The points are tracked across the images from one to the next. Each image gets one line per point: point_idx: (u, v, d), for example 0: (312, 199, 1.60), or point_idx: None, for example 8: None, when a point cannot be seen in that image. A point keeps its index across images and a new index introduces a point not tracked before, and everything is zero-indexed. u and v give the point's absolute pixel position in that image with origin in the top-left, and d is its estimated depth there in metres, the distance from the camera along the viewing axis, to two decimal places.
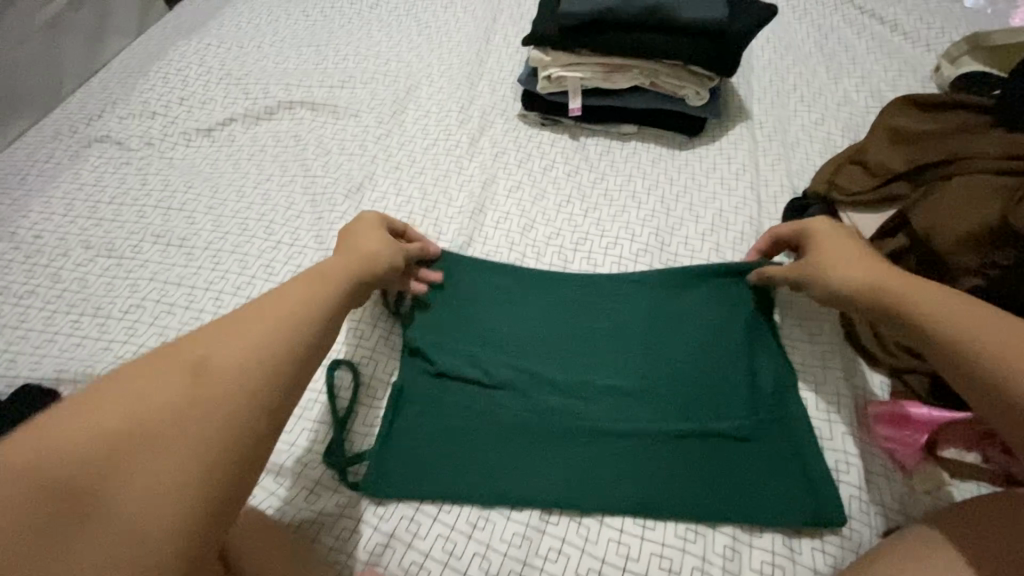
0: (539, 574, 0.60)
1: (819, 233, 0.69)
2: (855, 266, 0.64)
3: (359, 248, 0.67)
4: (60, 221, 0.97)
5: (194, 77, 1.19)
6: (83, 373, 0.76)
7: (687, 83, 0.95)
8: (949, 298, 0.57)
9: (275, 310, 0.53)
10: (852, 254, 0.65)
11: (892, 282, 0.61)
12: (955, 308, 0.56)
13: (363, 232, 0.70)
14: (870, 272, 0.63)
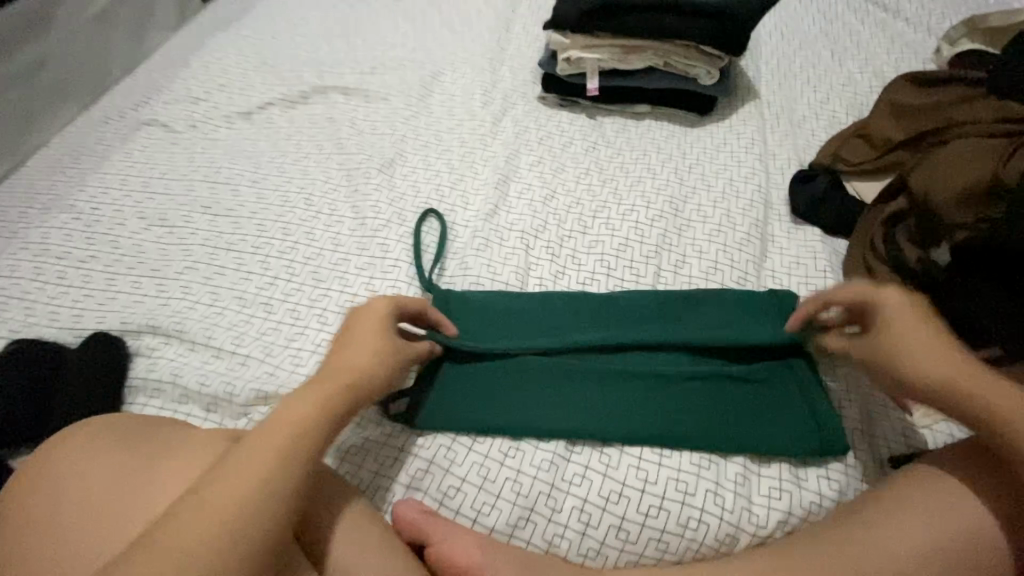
0: (566, 495, 0.66)
1: (894, 317, 0.64)
2: (942, 360, 0.61)
3: (348, 358, 0.64)
4: (115, 195, 1.05)
5: (232, 66, 1.27)
6: (145, 325, 0.84)
7: (698, 62, 1.01)
8: (1016, 399, 0.59)
9: (288, 418, 0.58)
10: (930, 343, 0.62)
11: (967, 377, 0.60)
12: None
13: (354, 338, 0.66)
14: (951, 369, 0.61)
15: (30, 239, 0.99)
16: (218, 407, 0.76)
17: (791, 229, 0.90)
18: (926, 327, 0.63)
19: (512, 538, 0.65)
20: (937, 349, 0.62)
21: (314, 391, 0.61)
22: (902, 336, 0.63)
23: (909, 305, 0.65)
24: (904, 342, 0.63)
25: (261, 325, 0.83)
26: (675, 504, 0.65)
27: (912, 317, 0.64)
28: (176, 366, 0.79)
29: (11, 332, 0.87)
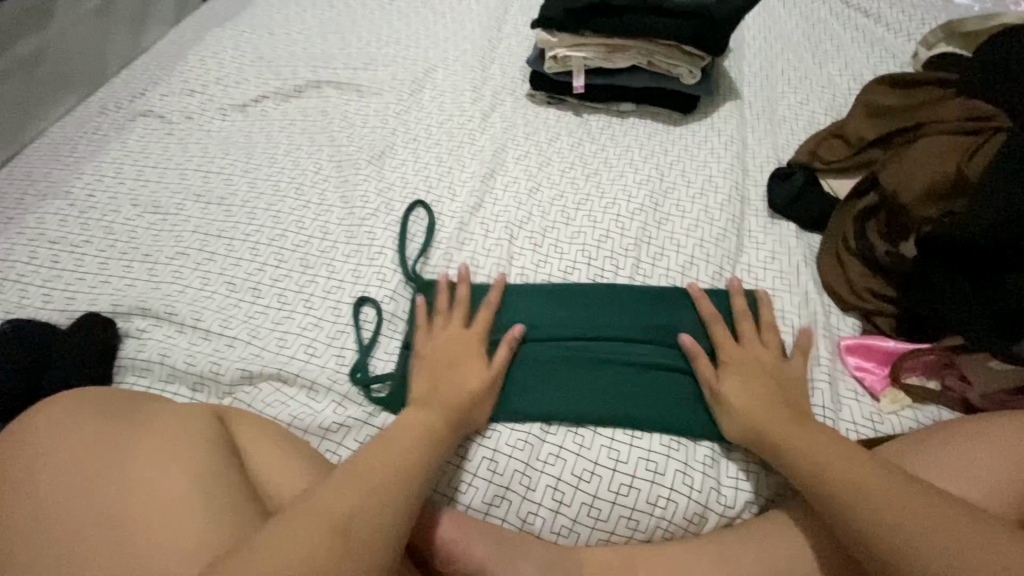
0: (540, 474, 0.68)
1: (728, 398, 0.69)
2: (792, 440, 0.64)
3: (455, 386, 0.69)
4: (110, 183, 1.07)
5: (229, 59, 1.30)
6: (135, 307, 0.86)
7: (680, 62, 1.03)
8: (858, 468, 0.59)
9: (389, 469, 0.58)
10: (770, 419, 0.66)
11: (806, 450, 0.63)
12: (866, 476, 0.58)
13: (460, 371, 0.70)
14: (790, 443, 0.64)
15: (26, 224, 1.01)
16: (204, 387, 0.78)
17: (767, 224, 0.92)
18: (764, 403, 0.68)
19: (487, 515, 0.68)
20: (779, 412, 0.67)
21: (427, 433, 0.64)
22: (739, 412, 0.68)
23: (750, 381, 0.70)
24: (741, 421, 0.67)
25: (249, 309, 0.85)
26: (645, 483, 0.67)
27: (751, 393, 0.69)
28: (165, 346, 0.81)
29: (4, 313, 0.89)
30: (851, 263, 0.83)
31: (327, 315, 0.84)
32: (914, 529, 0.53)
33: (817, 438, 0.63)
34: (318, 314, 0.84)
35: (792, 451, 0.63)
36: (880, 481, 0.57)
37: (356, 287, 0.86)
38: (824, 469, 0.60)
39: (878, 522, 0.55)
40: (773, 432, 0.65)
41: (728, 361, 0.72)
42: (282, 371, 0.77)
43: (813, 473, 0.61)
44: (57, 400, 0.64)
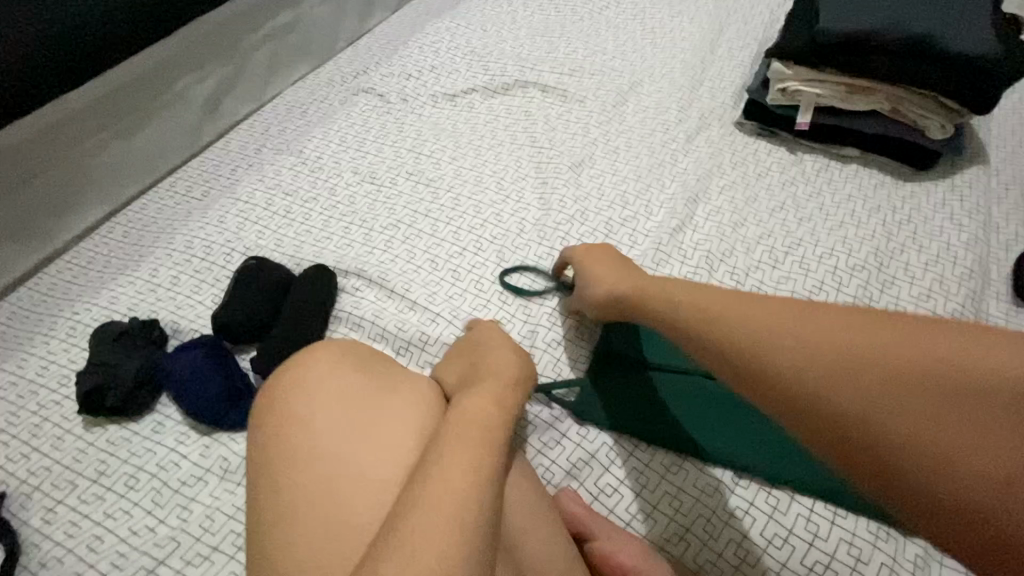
0: (724, 525, 0.67)
1: (652, 294, 0.63)
2: (697, 308, 0.56)
3: (493, 377, 0.64)
4: (336, 149, 1.20)
5: (443, 50, 1.39)
6: (353, 267, 0.95)
7: (932, 114, 0.94)
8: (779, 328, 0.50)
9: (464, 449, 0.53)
10: (738, 313, 0.52)
11: (793, 334, 0.49)
12: (810, 332, 0.49)
13: (493, 373, 0.65)
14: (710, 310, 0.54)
15: (265, 174, 1.17)
16: (408, 352, 0.84)
17: (1013, 312, 0.82)
18: (623, 280, 0.71)
19: (663, 551, 0.66)
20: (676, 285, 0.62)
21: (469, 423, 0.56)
22: (655, 301, 0.62)
23: (648, 279, 0.67)
24: (682, 314, 0.57)
25: (451, 289, 0.91)
26: (843, 567, 0.64)
27: (677, 285, 0.61)
28: (376, 308, 0.89)
29: (246, 249, 1.04)
30: None
31: (522, 313, 0.87)
32: (841, 390, 0.45)
33: (782, 314, 0.51)
34: (514, 311, 0.87)
35: (777, 346, 0.49)
36: (888, 350, 0.46)
37: (550, 290, 0.89)
38: (781, 350, 0.49)
39: (921, 436, 0.42)
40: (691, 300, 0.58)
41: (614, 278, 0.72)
42: None
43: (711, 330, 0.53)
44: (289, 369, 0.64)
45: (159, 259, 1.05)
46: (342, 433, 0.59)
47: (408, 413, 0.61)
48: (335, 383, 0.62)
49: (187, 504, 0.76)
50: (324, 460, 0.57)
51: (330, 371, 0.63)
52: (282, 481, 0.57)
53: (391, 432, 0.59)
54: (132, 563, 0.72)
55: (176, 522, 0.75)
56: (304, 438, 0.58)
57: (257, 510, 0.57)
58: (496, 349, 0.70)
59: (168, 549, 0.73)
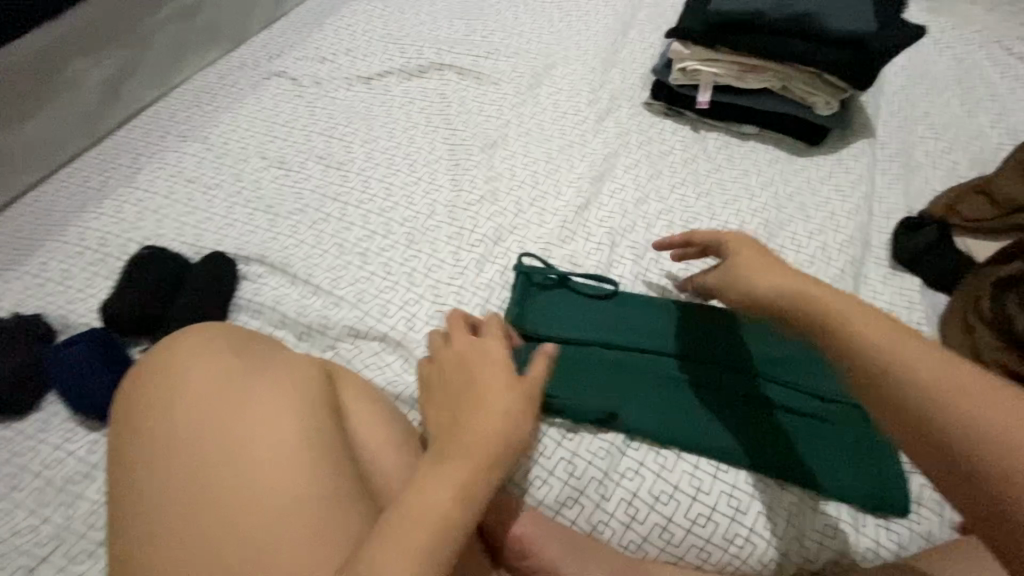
0: (616, 486, 0.68)
1: (775, 285, 0.60)
2: (790, 286, 0.58)
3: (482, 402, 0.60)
4: (243, 134, 1.15)
5: (360, 33, 1.36)
6: (256, 254, 0.92)
7: (817, 91, 0.98)
8: (867, 315, 0.51)
9: (456, 449, 0.55)
10: (809, 287, 0.57)
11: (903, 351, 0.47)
12: (893, 326, 0.50)
13: (486, 395, 0.60)
14: (802, 293, 0.57)
15: (168, 161, 1.11)
16: (309, 337, 0.82)
17: (887, 274, 0.88)
18: (766, 262, 0.65)
19: (557, 514, 0.68)
20: (794, 276, 0.60)
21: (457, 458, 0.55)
22: (765, 280, 0.61)
23: (784, 275, 0.61)
24: (772, 292, 0.60)
25: (357, 272, 0.89)
26: (724, 518, 0.66)
27: (802, 284, 0.58)
28: (279, 294, 0.87)
29: (144, 239, 0.99)
30: (981, 331, 0.77)
31: (427, 294, 0.86)
32: (902, 362, 0.47)
33: (904, 332, 0.49)
34: (419, 291, 0.87)
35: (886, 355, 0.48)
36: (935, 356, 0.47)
37: (455, 269, 0.89)
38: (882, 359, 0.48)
39: (955, 410, 0.43)
40: (784, 283, 0.59)
41: (751, 264, 0.65)
42: (385, 338, 0.80)
43: (817, 309, 0.54)
44: (167, 356, 0.61)
45: (48, 253, 0.99)
46: (210, 409, 0.58)
47: (293, 391, 0.60)
48: (214, 367, 0.60)
49: (70, 504, 0.73)
50: (207, 445, 0.56)
51: (210, 354, 0.61)
52: (160, 467, 0.55)
53: (258, 405, 0.58)
54: (9, 565, 0.68)
55: (59, 521, 0.72)
56: (168, 417, 0.57)
57: (131, 499, 0.55)
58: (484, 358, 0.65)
59: (50, 548, 0.70)
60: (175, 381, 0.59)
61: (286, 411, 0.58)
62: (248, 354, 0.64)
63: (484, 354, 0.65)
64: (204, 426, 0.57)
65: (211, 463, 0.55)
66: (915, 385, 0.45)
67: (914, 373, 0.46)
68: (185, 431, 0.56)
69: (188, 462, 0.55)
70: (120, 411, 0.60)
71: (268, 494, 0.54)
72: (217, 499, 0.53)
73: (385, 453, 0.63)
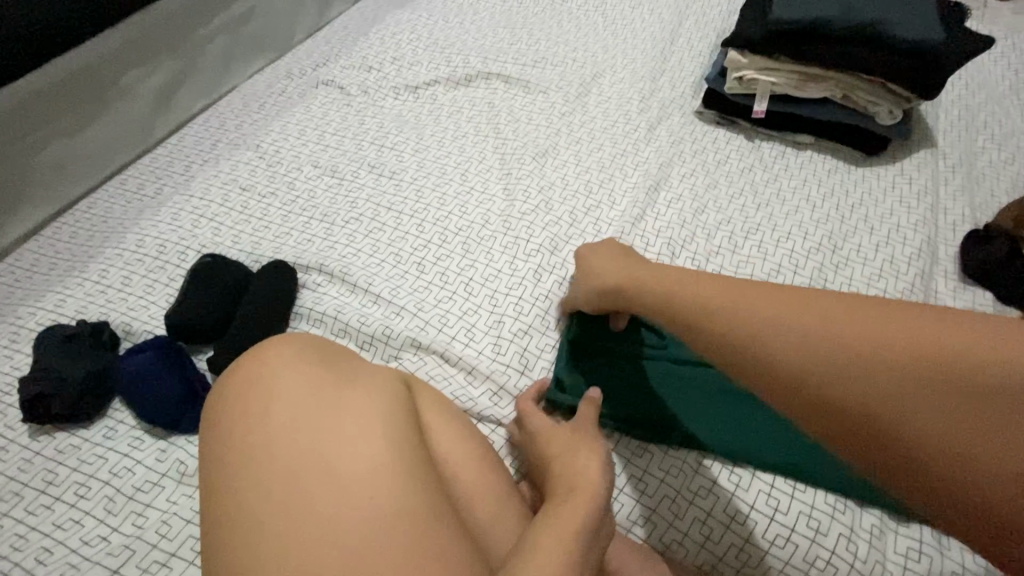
0: (690, 504, 0.68)
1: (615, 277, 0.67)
2: (630, 275, 0.65)
3: (574, 471, 0.58)
4: (294, 142, 1.17)
5: (405, 42, 1.37)
6: (313, 262, 0.92)
7: (882, 101, 0.96)
8: (698, 285, 0.56)
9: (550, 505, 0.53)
10: (645, 273, 0.64)
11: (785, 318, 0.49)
12: (712, 291, 0.54)
13: (577, 463, 0.59)
14: (642, 280, 0.63)
15: (221, 169, 1.13)
16: (372, 347, 0.81)
17: (957, 288, 0.86)
18: (598, 256, 0.73)
19: (630, 533, 0.67)
20: (627, 264, 0.68)
21: (563, 513, 0.51)
22: (604, 277, 0.69)
23: (632, 264, 0.68)
24: (616, 289, 0.66)
25: (414, 282, 0.89)
26: (804, 539, 0.65)
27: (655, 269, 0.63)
28: (338, 303, 0.87)
29: (202, 246, 1.00)
30: None
31: (486, 304, 0.86)
32: (745, 328, 0.50)
33: (751, 297, 0.52)
34: (478, 301, 0.87)
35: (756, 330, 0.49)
36: (769, 309, 0.50)
37: (513, 280, 0.89)
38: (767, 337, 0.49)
39: (811, 368, 0.46)
40: (616, 279, 0.67)
41: (598, 261, 0.71)
42: (446, 350, 0.80)
43: (655, 296, 0.59)
44: (258, 371, 0.62)
45: (109, 259, 1.00)
46: (302, 422, 0.58)
47: (378, 401, 0.60)
48: (302, 379, 0.61)
49: (141, 511, 0.73)
50: (304, 458, 0.55)
51: (295, 366, 0.63)
52: (259, 482, 0.54)
53: (350, 415, 0.58)
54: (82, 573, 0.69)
55: (130, 530, 0.72)
56: (262, 430, 0.58)
57: (231, 516, 0.54)
58: (559, 434, 0.65)
59: (121, 558, 0.70)
60: (265, 394, 0.60)
61: (375, 424, 0.58)
62: (334, 365, 0.65)
63: (554, 432, 0.66)
64: (301, 439, 0.57)
65: (312, 473, 0.55)
66: (763, 346, 0.48)
67: (756, 333, 0.49)
68: (280, 444, 0.56)
69: (289, 474, 0.55)
70: (211, 427, 0.60)
71: (374, 505, 0.53)
72: (322, 511, 0.52)
73: (474, 477, 0.61)
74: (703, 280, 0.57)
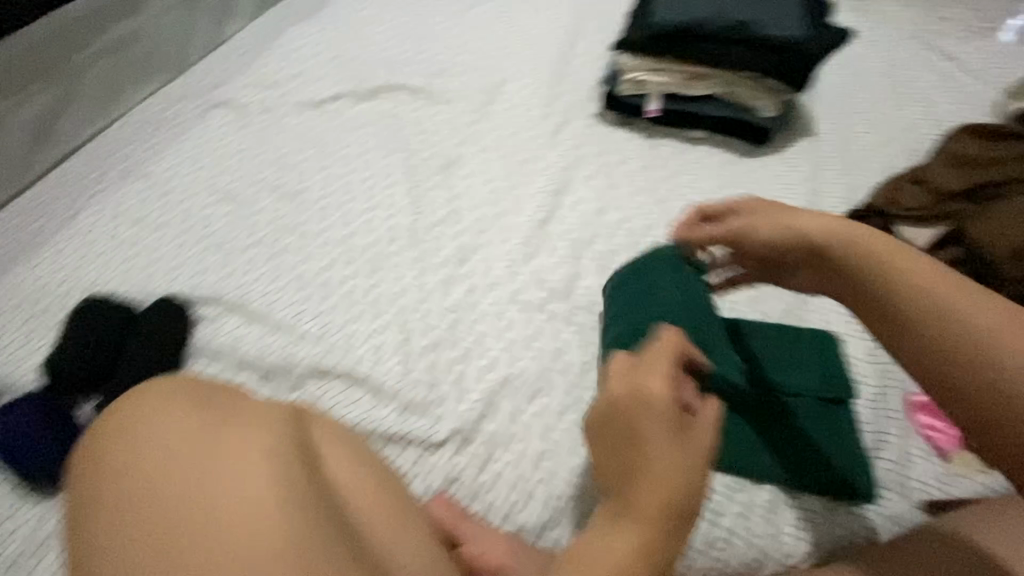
0: (596, 502, 0.69)
1: (766, 230, 0.65)
2: (809, 223, 0.62)
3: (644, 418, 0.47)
4: (190, 167, 1.11)
5: (307, 57, 1.33)
6: (211, 295, 0.89)
7: (761, 95, 1.02)
8: (860, 232, 0.58)
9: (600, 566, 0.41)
10: (805, 218, 0.63)
11: (907, 265, 0.54)
12: (867, 239, 0.58)
13: (666, 489, 0.43)
14: (795, 220, 0.63)
15: (110, 201, 1.06)
16: (273, 377, 0.79)
17: None
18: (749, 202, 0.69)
19: (540, 538, 0.68)
20: (785, 212, 0.65)
21: (651, 472, 0.44)
22: (752, 221, 0.67)
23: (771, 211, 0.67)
24: (761, 233, 0.66)
25: (316, 308, 0.86)
26: (702, 523, 0.68)
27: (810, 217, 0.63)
28: (237, 335, 0.84)
29: (89, 286, 0.94)
30: None
31: (393, 320, 0.85)
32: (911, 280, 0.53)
33: (910, 257, 0.55)
34: (386, 319, 0.85)
35: (897, 273, 0.54)
36: (928, 272, 0.53)
37: (420, 294, 0.88)
38: (886, 278, 0.55)
39: (953, 324, 0.50)
40: (776, 234, 0.64)
41: (755, 210, 0.68)
42: (351, 371, 0.78)
43: (819, 243, 0.61)
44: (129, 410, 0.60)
45: None
46: (174, 459, 0.56)
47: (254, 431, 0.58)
48: (178, 416, 0.59)
49: None
50: (172, 497, 0.53)
51: (169, 405, 0.61)
52: (122, 526, 0.52)
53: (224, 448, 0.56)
54: None
55: None
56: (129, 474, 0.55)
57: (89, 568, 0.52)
58: (665, 431, 0.46)
59: None
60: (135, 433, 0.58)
61: (256, 454, 0.56)
62: (217, 399, 0.63)
63: (648, 427, 0.46)
64: (170, 479, 0.55)
65: (177, 514, 0.52)
66: (916, 293, 0.53)
67: (917, 279, 0.53)
68: (151, 485, 0.54)
69: (155, 518, 0.52)
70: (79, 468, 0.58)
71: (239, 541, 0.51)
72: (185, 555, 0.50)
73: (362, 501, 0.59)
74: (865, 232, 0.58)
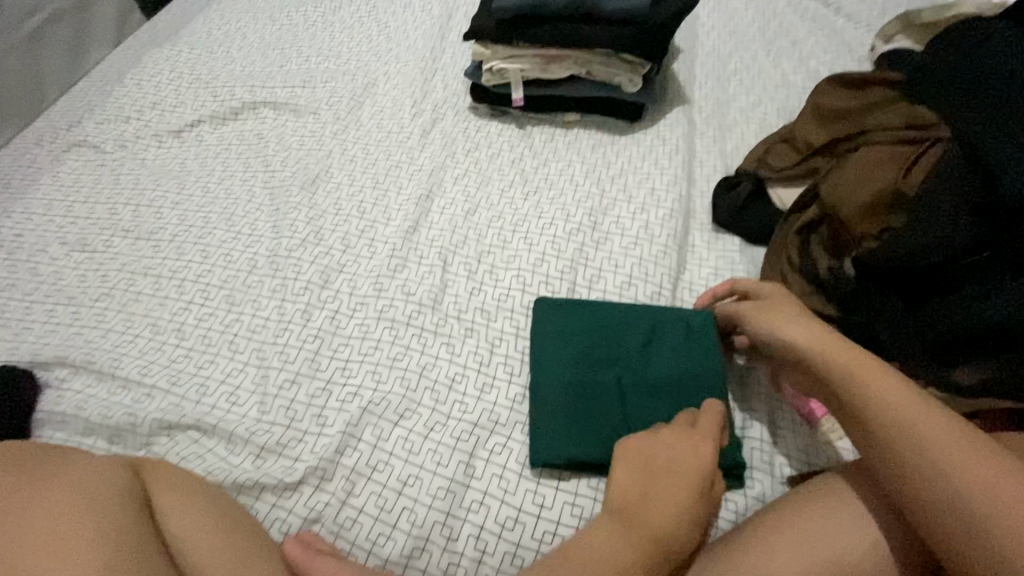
0: (462, 523, 0.67)
1: (786, 338, 0.64)
2: (781, 328, 0.65)
3: (673, 464, 0.59)
4: (40, 220, 1.03)
5: (166, 82, 1.25)
6: (54, 357, 0.83)
7: (620, 70, 0.99)
8: (840, 348, 0.59)
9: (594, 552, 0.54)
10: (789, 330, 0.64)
11: (877, 390, 0.54)
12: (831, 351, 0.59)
13: (669, 512, 0.56)
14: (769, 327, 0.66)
15: None
16: (121, 439, 0.74)
17: (711, 239, 0.90)
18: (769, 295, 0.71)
19: (406, 570, 0.65)
20: (790, 321, 0.65)
21: (664, 499, 0.57)
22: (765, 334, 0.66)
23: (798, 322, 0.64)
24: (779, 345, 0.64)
25: (172, 352, 0.82)
26: (570, 529, 0.65)
27: (818, 332, 0.62)
28: (82, 398, 0.78)
29: None
30: (794, 277, 0.81)
31: (252, 359, 0.81)
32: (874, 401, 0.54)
33: (878, 376, 0.55)
34: (244, 359, 0.81)
35: (867, 402, 0.54)
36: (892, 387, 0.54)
37: (280, 326, 0.83)
38: (867, 405, 0.54)
39: (910, 453, 0.50)
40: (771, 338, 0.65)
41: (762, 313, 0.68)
42: (200, 421, 0.74)
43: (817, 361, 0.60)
44: None
45: None
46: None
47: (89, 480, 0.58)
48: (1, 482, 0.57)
49: None
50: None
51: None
52: None
53: (50, 505, 0.55)
54: None
55: None
56: None
57: None
58: (673, 464, 0.59)
59: None
60: None
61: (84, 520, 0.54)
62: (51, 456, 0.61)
63: (675, 456, 0.59)
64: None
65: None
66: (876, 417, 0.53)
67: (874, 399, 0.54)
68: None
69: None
70: None
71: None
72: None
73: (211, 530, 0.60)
74: (831, 341, 0.60)
